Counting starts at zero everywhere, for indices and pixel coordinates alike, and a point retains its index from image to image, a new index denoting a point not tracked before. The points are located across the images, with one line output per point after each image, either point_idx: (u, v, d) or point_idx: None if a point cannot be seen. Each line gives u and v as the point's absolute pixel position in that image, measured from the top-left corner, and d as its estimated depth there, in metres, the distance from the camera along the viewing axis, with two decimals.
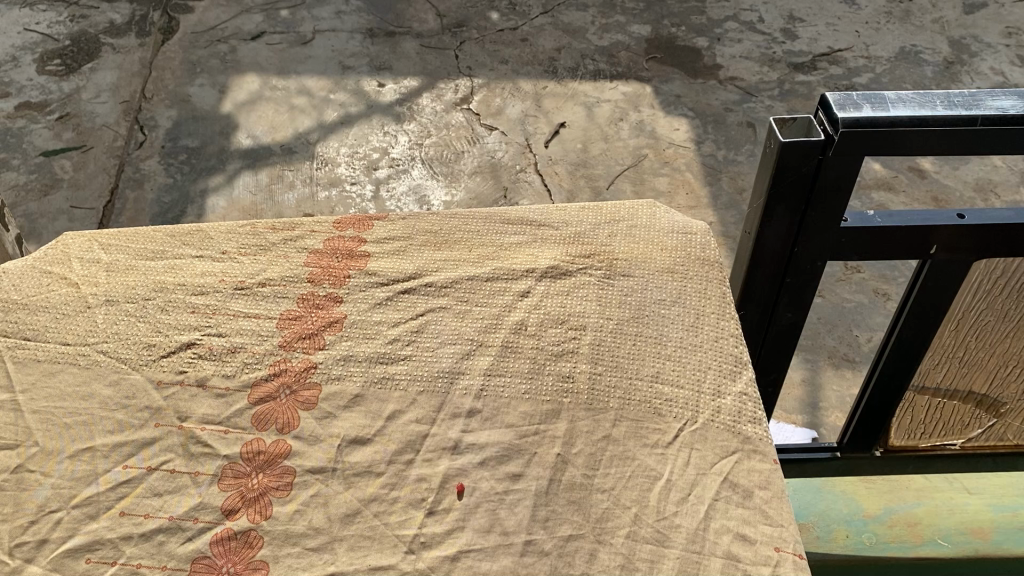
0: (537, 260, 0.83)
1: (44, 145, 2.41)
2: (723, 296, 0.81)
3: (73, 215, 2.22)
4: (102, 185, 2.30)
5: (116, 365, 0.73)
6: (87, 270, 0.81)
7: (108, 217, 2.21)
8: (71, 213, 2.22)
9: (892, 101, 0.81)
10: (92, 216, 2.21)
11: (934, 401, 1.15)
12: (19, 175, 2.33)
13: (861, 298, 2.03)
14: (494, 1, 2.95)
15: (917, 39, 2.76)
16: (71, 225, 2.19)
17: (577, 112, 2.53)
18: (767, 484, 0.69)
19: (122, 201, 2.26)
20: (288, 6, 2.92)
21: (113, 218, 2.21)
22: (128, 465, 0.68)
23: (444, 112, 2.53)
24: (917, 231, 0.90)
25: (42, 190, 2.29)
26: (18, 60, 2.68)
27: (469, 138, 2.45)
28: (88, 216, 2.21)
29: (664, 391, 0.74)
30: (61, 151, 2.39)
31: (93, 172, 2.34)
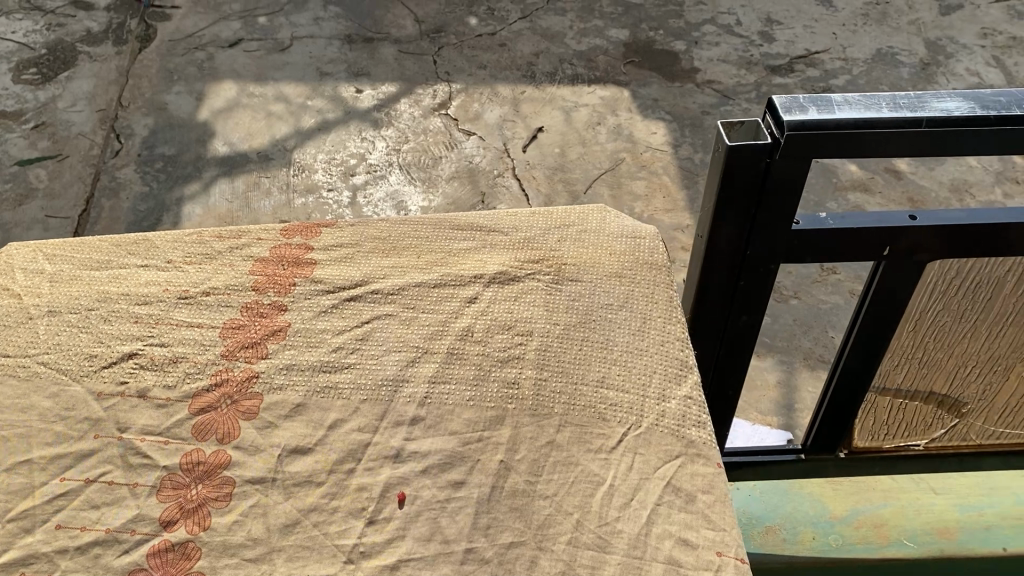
0: (485, 266, 0.83)
1: (18, 155, 2.40)
2: (670, 299, 0.81)
3: (48, 224, 2.21)
4: (77, 194, 2.29)
5: (56, 377, 0.73)
6: (31, 281, 0.81)
7: (83, 226, 2.20)
8: (45, 223, 2.21)
9: (838, 104, 0.81)
10: (67, 225, 2.20)
11: (896, 402, 1.15)
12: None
13: (837, 300, 2.03)
14: (473, 6, 2.95)
15: (894, 41, 2.77)
16: (46, 234, 2.17)
17: (556, 116, 2.53)
18: (710, 488, 0.69)
19: (97, 209, 2.25)
20: (266, 13, 2.92)
21: (88, 227, 2.20)
22: (65, 477, 0.67)
23: (422, 118, 2.53)
24: (868, 233, 0.90)
25: (16, 199, 2.28)
26: None
27: (447, 143, 2.45)
28: (63, 225, 2.20)
29: (608, 396, 0.73)
30: (36, 160, 2.38)
31: (68, 181, 2.33)
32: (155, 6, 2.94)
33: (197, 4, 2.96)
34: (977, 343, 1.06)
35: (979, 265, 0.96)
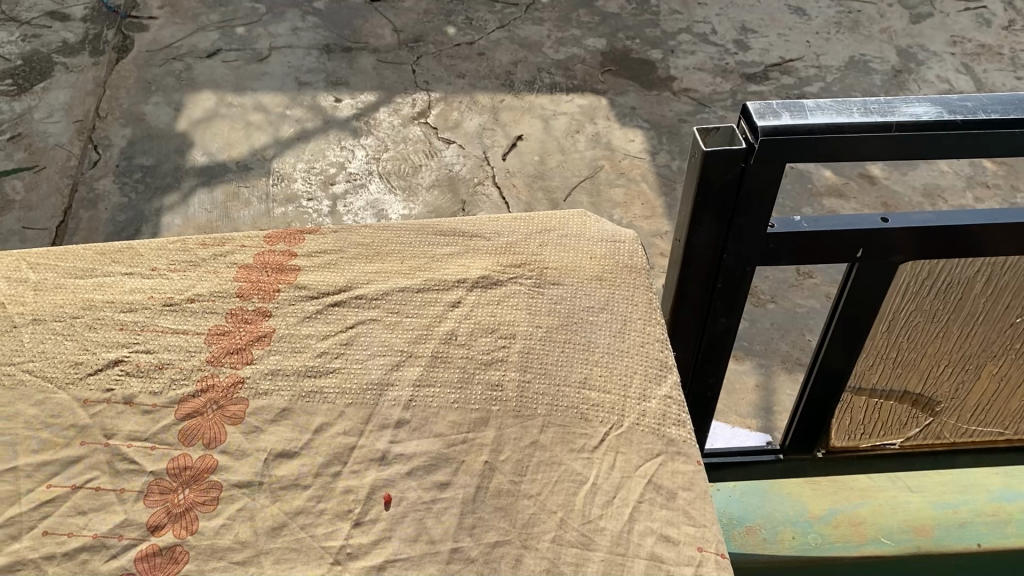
0: (468, 271, 0.84)
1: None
2: (650, 302, 0.83)
3: (25, 236, 2.19)
4: (56, 206, 2.28)
5: (41, 385, 0.73)
6: (15, 289, 0.81)
7: (61, 237, 2.19)
8: (23, 234, 2.20)
9: (810, 110, 0.83)
10: (45, 237, 2.19)
11: (872, 402, 1.18)
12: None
13: (813, 304, 2.06)
14: (451, 16, 2.97)
15: (866, 48, 2.82)
16: (23, 246, 2.16)
17: (535, 124, 2.55)
18: (690, 485, 0.70)
19: (75, 221, 2.24)
20: (244, 23, 2.92)
21: (66, 238, 2.19)
22: (51, 484, 0.68)
23: (402, 127, 2.54)
24: (841, 235, 0.92)
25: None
26: None
27: (427, 151, 2.46)
28: (40, 237, 2.19)
29: (590, 396, 0.75)
30: (13, 171, 2.37)
31: (46, 193, 2.31)
32: (132, 16, 2.93)
33: (175, 14, 2.95)
34: (950, 342, 1.09)
35: (950, 265, 0.98)
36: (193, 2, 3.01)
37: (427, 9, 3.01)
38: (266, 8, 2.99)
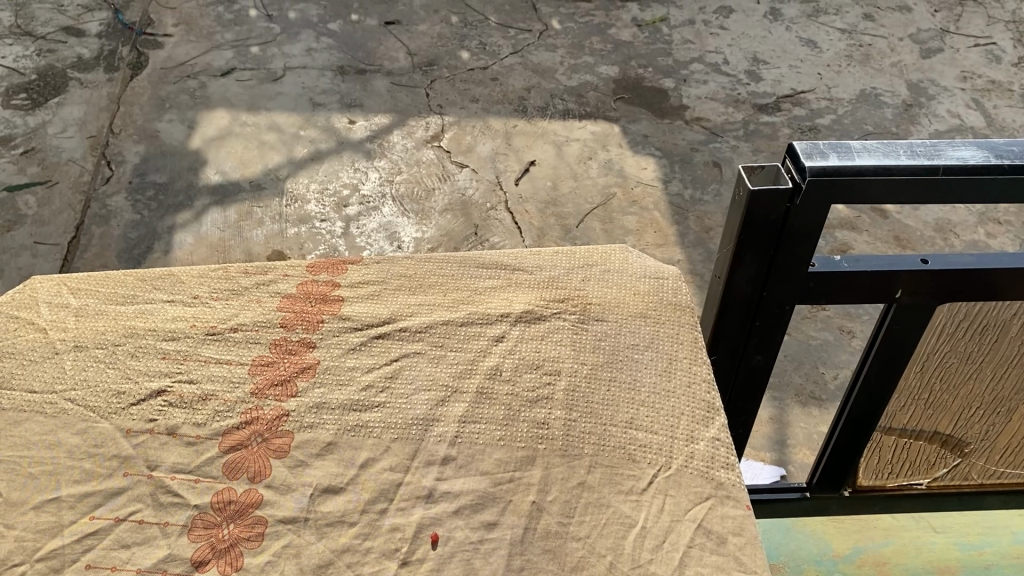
0: (511, 305, 0.84)
1: (7, 181, 2.38)
2: (696, 339, 0.82)
3: (36, 251, 2.18)
4: (68, 221, 2.27)
5: (83, 414, 0.73)
6: (56, 315, 0.82)
7: (73, 253, 2.18)
8: (34, 249, 2.19)
9: (857, 151, 0.83)
10: (56, 252, 2.18)
11: (900, 441, 1.17)
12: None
13: (827, 336, 2.04)
14: (465, 40, 2.97)
15: (878, 82, 2.83)
16: (35, 262, 2.15)
17: (546, 150, 2.55)
18: (740, 530, 0.69)
19: (87, 236, 2.23)
20: (259, 42, 2.93)
21: (78, 255, 2.18)
22: (94, 516, 0.67)
23: (415, 150, 2.54)
24: (882, 276, 0.91)
25: (4, 226, 2.24)
26: None
27: (440, 175, 2.46)
28: (51, 252, 2.18)
29: (637, 437, 0.74)
30: (25, 186, 2.36)
31: (58, 208, 2.30)
32: (147, 33, 2.93)
33: (190, 32, 2.96)
34: (983, 383, 1.08)
35: (987, 308, 0.97)
36: (208, 20, 3.02)
37: (440, 33, 3.01)
38: (280, 28, 3.00)
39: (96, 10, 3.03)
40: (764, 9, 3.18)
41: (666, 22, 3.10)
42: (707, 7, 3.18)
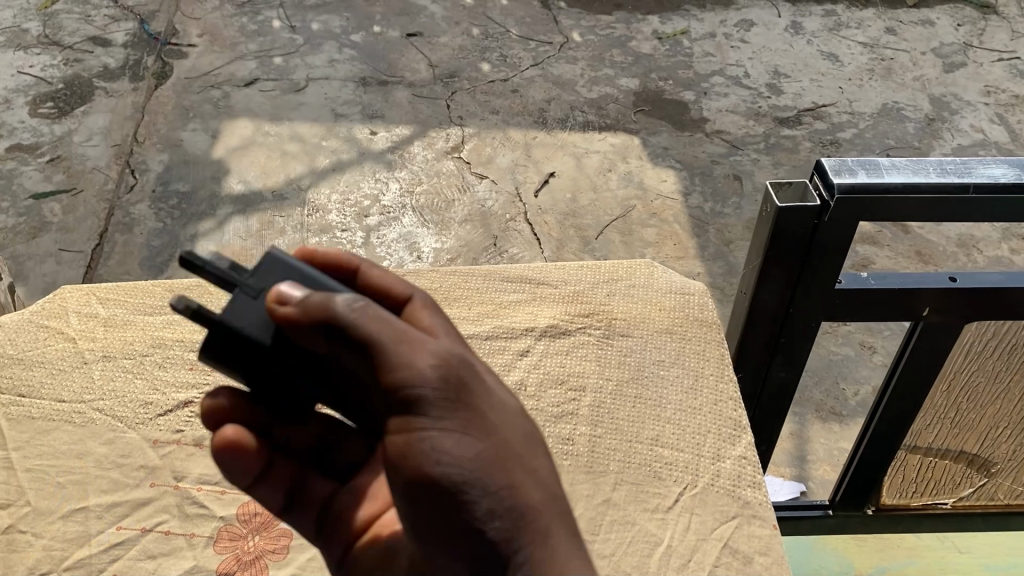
0: (536, 319, 0.84)
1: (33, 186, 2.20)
2: (722, 355, 0.82)
3: (59, 258, 2.03)
4: (92, 228, 2.11)
5: (111, 423, 0.74)
6: (85, 325, 0.83)
7: (99, 261, 2.04)
8: (58, 256, 2.04)
9: (887, 168, 0.83)
10: (82, 260, 2.04)
11: (926, 460, 1.16)
12: (4, 218, 2.12)
13: (848, 350, 1.86)
14: (486, 52, 2.72)
15: (900, 93, 2.60)
16: (61, 268, 2.00)
17: (565, 161, 2.35)
18: (767, 550, 0.69)
19: (112, 244, 2.08)
20: (282, 53, 2.67)
21: (103, 262, 2.04)
22: (121, 526, 0.68)
23: (435, 160, 2.35)
24: (910, 294, 0.90)
25: (28, 231, 2.09)
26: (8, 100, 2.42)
27: (459, 186, 2.28)
28: (77, 260, 2.03)
29: (663, 454, 0.74)
30: (51, 193, 2.18)
31: (83, 215, 2.14)
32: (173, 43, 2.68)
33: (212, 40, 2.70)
34: (1010, 404, 1.07)
35: (1015, 327, 0.97)
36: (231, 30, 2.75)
37: (461, 45, 2.74)
38: (303, 39, 2.75)
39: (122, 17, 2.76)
40: (785, 22, 2.88)
41: (687, 35, 2.82)
42: (728, 19, 2.88)
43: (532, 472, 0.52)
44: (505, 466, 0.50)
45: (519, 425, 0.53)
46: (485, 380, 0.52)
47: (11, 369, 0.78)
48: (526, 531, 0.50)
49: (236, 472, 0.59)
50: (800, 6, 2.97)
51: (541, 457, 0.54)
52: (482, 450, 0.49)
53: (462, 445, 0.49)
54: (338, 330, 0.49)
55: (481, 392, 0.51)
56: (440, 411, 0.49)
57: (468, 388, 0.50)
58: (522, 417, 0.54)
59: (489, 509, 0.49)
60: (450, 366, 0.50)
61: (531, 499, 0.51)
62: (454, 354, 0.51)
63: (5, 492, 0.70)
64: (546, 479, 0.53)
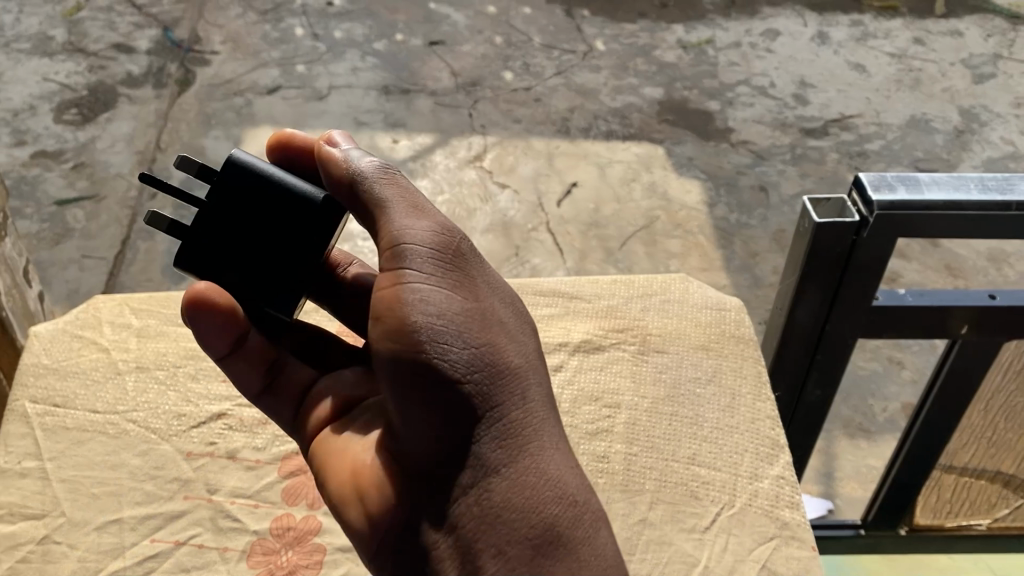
0: (569, 334, 0.83)
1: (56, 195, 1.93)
2: (760, 373, 0.81)
3: (83, 265, 1.81)
4: (114, 236, 1.86)
5: (145, 435, 0.75)
6: (118, 335, 0.83)
7: (118, 268, 1.81)
8: (81, 263, 1.82)
9: (926, 184, 0.81)
10: (104, 267, 1.81)
11: (961, 480, 1.13)
12: (26, 224, 1.87)
13: (875, 366, 1.77)
14: (507, 57, 2.31)
15: (927, 105, 2.24)
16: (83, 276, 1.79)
17: (587, 171, 2.05)
18: (805, 572, 0.68)
19: (134, 252, 1.84)
20: (305, 60, 2.27)
21: (124, 269, 1.81)
22: (156, 538, 0.68)
23: (455, 169, 2.03)
24: (947, 312, 0.89)
25: (51, 238, 1.85)
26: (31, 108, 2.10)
27: (481, 195, 1.98)
28: (99, 266, 1.81)
29: (700, 473, 0.73)
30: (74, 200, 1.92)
31: (105, 223, 1.88)
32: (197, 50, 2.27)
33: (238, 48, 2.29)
34: None
35: None
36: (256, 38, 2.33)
37: (485, 52, 2.32)
38: (326, 46, 2.32)
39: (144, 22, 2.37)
40: (812, 31, 2.46)
41: (713, 44, 2.40)
42: (752, 28, 2.46)
43: (511, 340, 0.62)
44: (485, 325, 0.60)
45: (500, 302, 0.64)
46: (472, 264, 0.64)
47: (46, 379, 0.79)
48: (497, 381, 0.59)
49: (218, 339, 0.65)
50: (824, 15, 2.52)
51: (521, 337, 0.65)
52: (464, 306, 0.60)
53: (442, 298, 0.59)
54: (365, 192, 0.64)
55: (469, 268, 0.63)
56: (431, 267, 0.61)
57: (457, 260, 0.63)
58: (504, 304, 0.65)
59: (472, 358, 0.58)
60: (443, 238, 0.63)
61: (505, 356, 0.60)
62: (448, 234, 0.64)
63: (42, 502, 0.70)
64: (524, 350, 0.63)
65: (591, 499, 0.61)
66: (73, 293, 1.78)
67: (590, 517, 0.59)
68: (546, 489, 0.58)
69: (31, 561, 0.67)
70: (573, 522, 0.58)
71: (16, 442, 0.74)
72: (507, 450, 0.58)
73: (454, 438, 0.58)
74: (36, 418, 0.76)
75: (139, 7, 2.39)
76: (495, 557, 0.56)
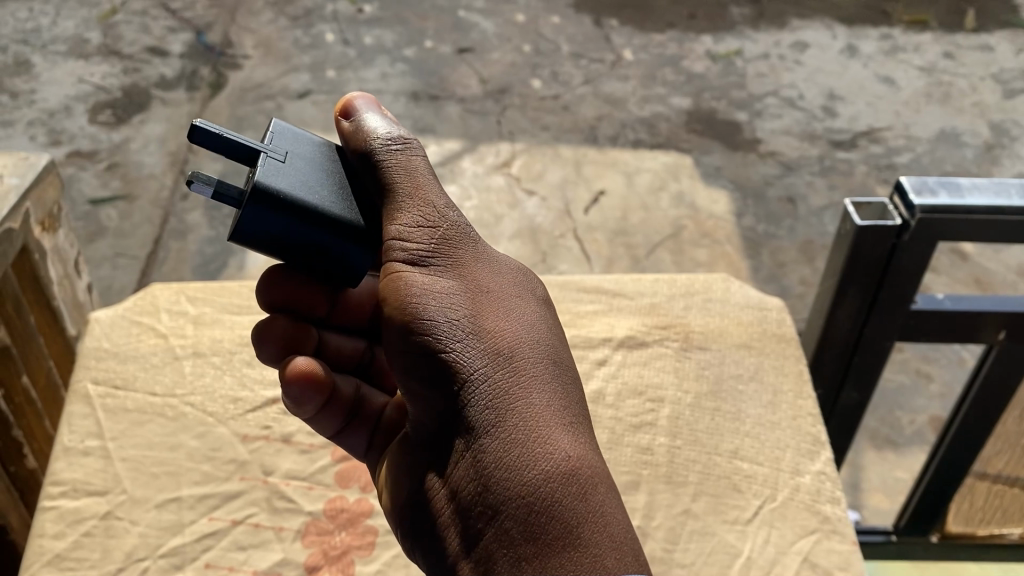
0: (613, 329, 0.90)
1: (87, 192, 1.92)
2: (800, 371, 0.88)
3: (116, 263, 1.81)
4: (144, 234, 1.85)
5: (202, 418, 0.82)
6: (175, 322, 0.89)
7: (150, 268, 1.80)
8: (114, 261, 1.81)
9: (967, 188, 0.83)
10: (135, 266, 1.80)
11: (994, 488, 1.13)
12: None
13: (903, 379, 1.75)
14: (537, 65, 2.32)
15: (957, 119, 2.23)
16: (115, 274, 1.78)
17: (615, 179, 2.05)
18: (845, 565, 0.73)
19: (165, 251, 1.83)
20: (335, 65, 2.26)
21: (156, 268, 1.80)
22: (213, 517, 0.75)
23: (483, 175, 2.03)
24: (989, 316, 0.90)
25: (85, 236, 1.84)
26: (67, 109, 2.07)
27: (508, 202, 1.98)
28: (131, 265, 1.80)
29: (742, 467, 0.79)
30: (106, 199, 1.91)
31: (137, 221, 1.87)
32: (229, 55, 2.25)
33: (270, 52, 2.28)
34: None
35: None
36: (285, 44, 2.31)
37: (514, 60, 2.33)
38: (356, 52, 2.31)
39: (178, 28, 2.31)
40: (841, 44, 2.45)
41: (741, 55, 2.40)
42: (781, 40, 2.46)
43: (500, 307, 0.61)
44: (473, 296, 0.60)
45: (493, 273, 0.63)
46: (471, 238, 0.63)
47: (107, 361, 0.85)
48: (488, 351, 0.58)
49: (307, 403, 0.66)
50: (853, 28, 2.51)
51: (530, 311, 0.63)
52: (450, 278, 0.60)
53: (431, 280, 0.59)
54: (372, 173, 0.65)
55: (462, 247, 0.63)
56: (426, 250, 0.61)
57: (452, 233, 0.62)
58: (504, 272, 0.64)
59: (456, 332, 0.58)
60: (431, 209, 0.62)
61: (495, 326, 0.59)
62: (439, 205, 0.63)
63: (104, 479, 0.77)
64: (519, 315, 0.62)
65: (591, 456, 0.60)
66: (106, 289, 1.77)
67: (590, 476, 0.58)
68: (538, 450, 0.57)
69: (95, 534, 0.73)
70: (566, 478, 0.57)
71: (79, 421, 0.81)
72: (496, 414, 0.57)
73: (444, 418, 0.59)
74: (97, 398, 0.83)
75: (172, 12, 2.36)
76: (491, 524, 0.56)
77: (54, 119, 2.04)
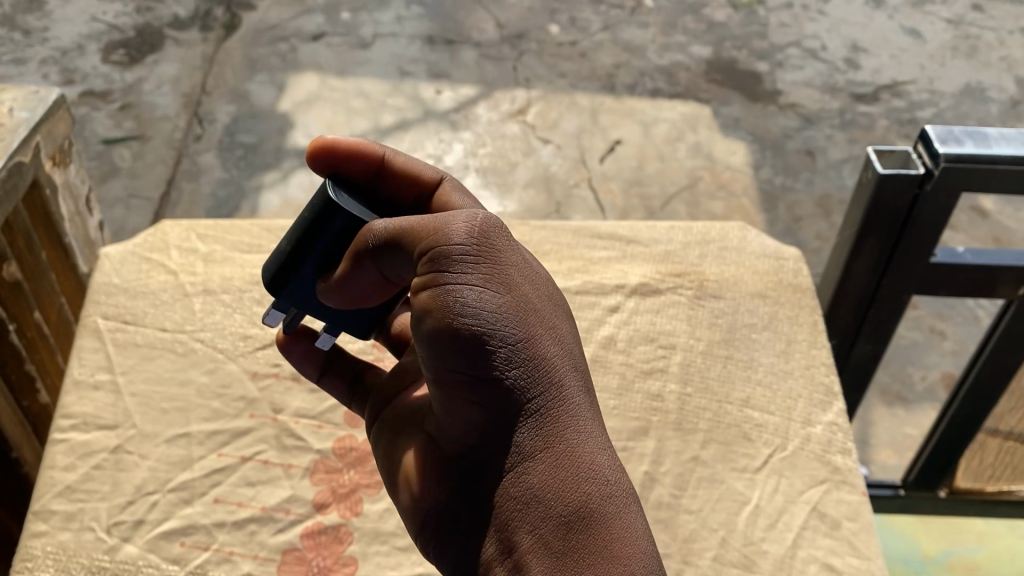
0: (627, 276, 0.89)
1: (98, 131, 1.90)
2: (815, 322, 0.87)
3: (129, 204, 1.80)
4: (156, 175, 1.84)
5: (212, 354, 0.82)
6: (185, 259, 0.89)
7: (162, 209, 1.79)
8: (127, 202, 1.80)
9: (995, 138, 0.80)
10: (147, 207, 1.79)
11: (1004, 445, 1.13)
12: None
13: (917, 336, 1.73)
14: (555, 10, 2.27)
15: (983, 73, 2.18)
16: (128, 215, 1.77)
17: (631, 129, 2.02)
18: (854, 516, 0.73)
19: (177, 192, 1.82)
20: (350, 7, 2.22)
21: (169, 209, 1.79)
22: (223, 453, 0.75)
23: (497, 122, 2.00)
24: (1008, 270, 0.88)
25: (98, 176, 1.83)
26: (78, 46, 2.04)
27: (523, 149, 1.96)
28: (143, 206, 1.79)
29: (753, 416, 0.79)
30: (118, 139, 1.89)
31: (149, 162, 1.86)
32: None
33: None
34: None
35: None
36: None
37: (531, 5, 2.28)
38: None
39: None
40: None
41: (764, 4, 2.34)
42: None
43: (550, 327, 0.54)
44: (524, 316, 0.52)
45: (531, 277, 0.55)
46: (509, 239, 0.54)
47: (116, 298, 0.85)
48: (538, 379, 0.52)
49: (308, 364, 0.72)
50: None
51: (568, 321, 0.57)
52: (506, 301, 0.51)
53: (483, 300, 0.51)
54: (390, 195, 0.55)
55: (502, 251, 0.53)
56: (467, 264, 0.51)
57: (494, 242, 0.53)
58: (540, 274, 0.56)
59: (508, 359, 0.51)
60: (483, 225, 0.53)
61: (544, 347, 0.53)
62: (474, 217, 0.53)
63: (115, 414, 0.77)
64: (565, 335, 0.56)
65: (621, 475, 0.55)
66: (119, 230, 1.76)
67: (625, 496, 0.53)
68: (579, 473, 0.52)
69: (105, 467, 0.74)
70: (604, 498, 0.52)
71: (89, 355, 0.81)
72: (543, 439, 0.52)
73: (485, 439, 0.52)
74: (108, 333, 0.83)
75: None
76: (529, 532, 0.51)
77: (65, 57, 2.01)
